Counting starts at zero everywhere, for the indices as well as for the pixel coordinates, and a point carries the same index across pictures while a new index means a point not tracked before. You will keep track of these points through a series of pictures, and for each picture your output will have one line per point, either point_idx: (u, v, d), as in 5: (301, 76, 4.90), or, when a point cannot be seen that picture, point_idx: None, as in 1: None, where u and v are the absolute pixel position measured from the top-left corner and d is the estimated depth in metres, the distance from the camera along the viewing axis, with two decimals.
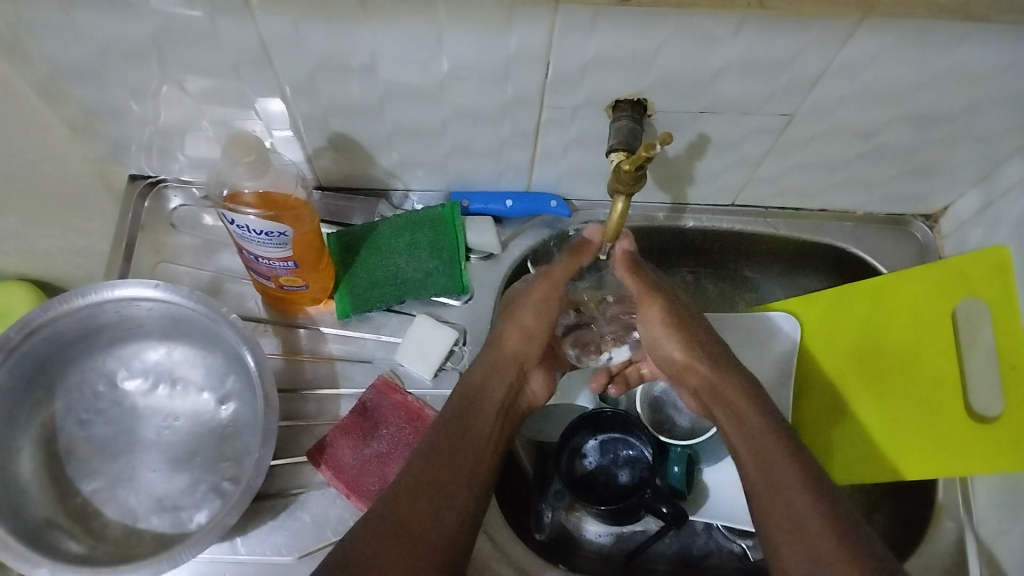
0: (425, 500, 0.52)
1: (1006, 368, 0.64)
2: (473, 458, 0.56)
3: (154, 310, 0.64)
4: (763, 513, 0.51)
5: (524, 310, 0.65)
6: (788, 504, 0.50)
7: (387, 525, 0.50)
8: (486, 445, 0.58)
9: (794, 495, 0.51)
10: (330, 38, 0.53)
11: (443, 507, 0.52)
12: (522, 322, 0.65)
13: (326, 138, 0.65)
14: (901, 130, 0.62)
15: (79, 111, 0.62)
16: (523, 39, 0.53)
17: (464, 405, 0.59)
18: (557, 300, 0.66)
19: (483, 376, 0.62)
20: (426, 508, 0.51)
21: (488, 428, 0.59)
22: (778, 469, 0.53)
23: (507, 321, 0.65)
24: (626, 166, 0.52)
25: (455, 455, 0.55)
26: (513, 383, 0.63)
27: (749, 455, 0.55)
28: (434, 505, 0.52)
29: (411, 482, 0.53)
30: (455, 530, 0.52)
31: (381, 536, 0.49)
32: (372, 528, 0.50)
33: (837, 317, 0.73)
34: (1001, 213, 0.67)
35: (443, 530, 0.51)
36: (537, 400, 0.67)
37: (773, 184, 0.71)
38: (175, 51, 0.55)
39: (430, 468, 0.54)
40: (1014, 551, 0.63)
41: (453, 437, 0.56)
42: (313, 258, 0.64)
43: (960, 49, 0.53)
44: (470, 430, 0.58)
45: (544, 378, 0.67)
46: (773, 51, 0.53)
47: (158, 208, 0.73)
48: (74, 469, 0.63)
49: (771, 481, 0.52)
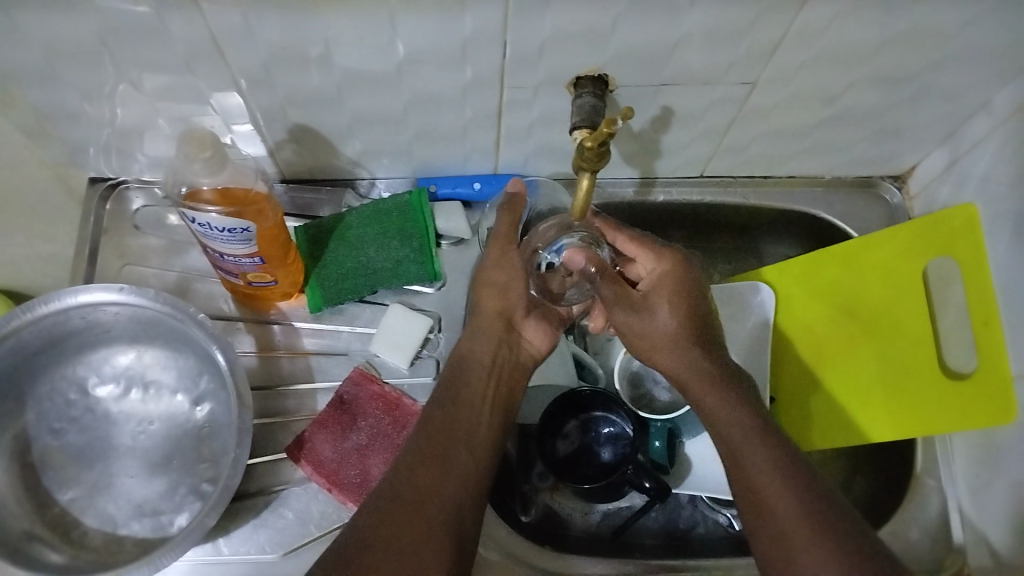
0: (425, 469, 0.52)
1: (979, 326, 0.64)
2: (467, 424, 0.56)
3: (120, 314, 0.62)
4: (737, 485, 0.52)
5: (489, 273, 0.64)
6: (761, 473, 0.51)
7: (386, 500, 0.50)
8: (482, 408, 0.58)
9: (764, 462, 0.52)
10: (281, 28, 0.52)
11: (441, 476, 0.52)
12: (493, 281, 0.64)
13: (287, 131, 0.64)
14: (865, 94, 0.62)
15: (31, 116, 0.60)
16: (479, 20, 0.52)
17: (449, 388, 0.59)
18: (517, 253, 0.64)
19: (470, 342, 0.62)
20: (424, 484, 0.51)
21: (481, 393, 0.59)
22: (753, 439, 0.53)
23: (478, 285, 0.65)
24: (589, 144, 0.51)
25: (450, 424, 0.56)
26: (502, 339, 0.63)
27: (729, 423, 0.55)
28: (432, 476, 0.52)
29: (409, 457, 0.53)
30: (456, 501, 0.51)
31: (384, 511, 0.49)
32: (373, 508, 0.50)
33: (812, 284, 0.73)
34: (967, 170, 0.68)
35: (441, 505, 0.51)
36: (537, 350, 0.66)
37: (741, 154, 0.70)
38: (123, 48, 0.53)
39: (426, 441, 0.54)
40: (992, 503, 0.64)
41: (446, 407, 0.57)
42: (279, 253, 0.63)
43: (919, 8, 0.52)
44: (462, 398, 0.58)
45: (539, 326, 0.66)
46: (733, 19, 0.52)
47: (121, 211, 0.72)
48: (50, 480, 0.62)
49: (751, 445, 0.53)
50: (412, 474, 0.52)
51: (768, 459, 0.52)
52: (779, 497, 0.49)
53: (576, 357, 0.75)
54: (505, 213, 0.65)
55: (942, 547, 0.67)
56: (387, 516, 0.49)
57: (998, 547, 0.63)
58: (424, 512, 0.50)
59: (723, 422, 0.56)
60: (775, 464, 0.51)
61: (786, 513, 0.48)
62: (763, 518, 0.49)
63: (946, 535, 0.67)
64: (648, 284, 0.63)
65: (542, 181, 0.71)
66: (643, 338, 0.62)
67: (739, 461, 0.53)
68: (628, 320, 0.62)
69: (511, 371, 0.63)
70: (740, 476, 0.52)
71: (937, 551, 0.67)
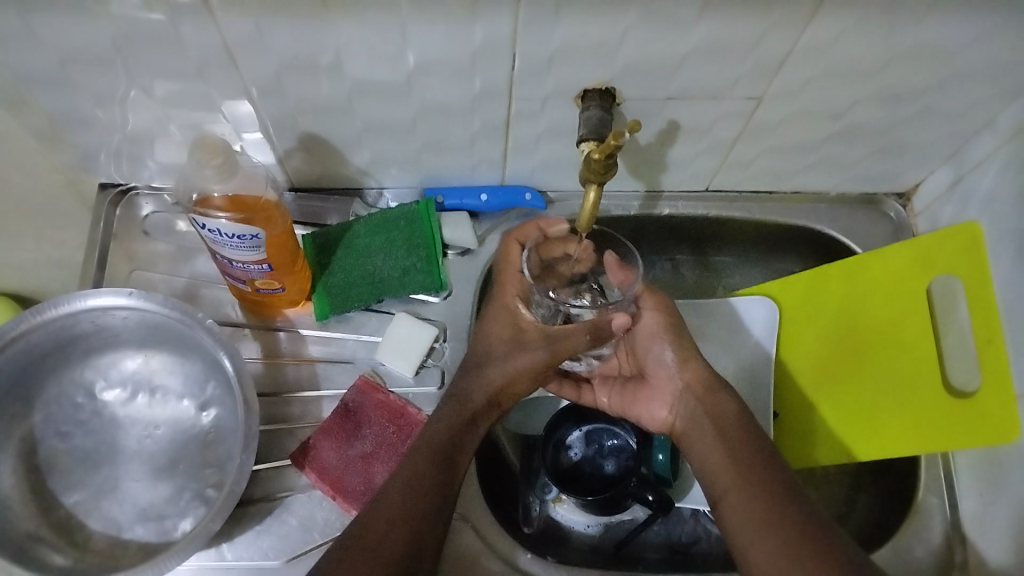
0: (399, 499, 0.54)
1: (982, 343, 0.64)
2: (448, 467, 0.56)
3: (129, 319, 0.63)
4: (734, 518, 0.52)
5: (492, 373, 0.61)
6: (759, 509, 0.51)
7: (360, 543, 0.51)
8: (459, 455, 0.58)
9: (759, 497, 0.52)
10: (294, 38, 0.52)
11: (404, 516, 0.53)
12: (496, 368, 0.61)
13: (296, 139, 0.65)
14: (869, 110, 0.63)
15: (45, 121, 0.61)
16: (489, 32, 0.52)
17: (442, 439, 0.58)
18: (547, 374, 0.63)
19: (450, 406, 0.60)
20: (402, 524, 0.52)
21: (465, 448, 0.59)
22: (740, 480, 0.54)
23: (489, 365, 0.62)
24: (596, 156, 0.52)
25: (427, 467, 0.56)
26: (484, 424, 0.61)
27: (732, 462, 0.55)
28: (408, 513, 0.53)
29: (389, 500, 0.54)
30: (420, 533, 0.53)
31: (354, 551, 0.50)
32: (346, 547, 0.51)
33: (814, 299, 0.74)
34: (972, 188, 0.68)
35: (409, 537, 0.52)
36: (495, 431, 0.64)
37: (747, 168, 0.71)
38: (138, 55, 0.54)
39: (408, 481, 0.55)
40: (998, 521, 0.64)
41: (429, 455, 0.57)
42: (287, 260, 0.63)
43: (924, 26, 0.53)
44: (425, 441, 0.58)
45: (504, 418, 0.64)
46: (739, 33, 0.53)
47: (131, 216, 0.72)
48: (56, 483, 0.62)
49: (736, 488, 0.53)
50: (386, 515, 0.53)
51: (747, 494, 0.52)
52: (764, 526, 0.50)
53: None
54: (506, 320, 0.63)
55: (947, 566, 0.66)
56: (367, 551, 0.50)
57: (1004, 564, 0.63)
58: (391, 547, 0.51)
59: (710, 464, 0.57)
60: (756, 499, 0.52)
61: (770, 549, 0.48)
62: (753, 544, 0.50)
63: (951, 554, 0.66)
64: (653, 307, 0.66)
65: (552, 206, 0.75)
66: (650, 356, 0.66)
67: (740, 497, 0.53)
68: (649, 330, 0.66)
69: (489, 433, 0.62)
70: (742, 504, 0.52)
71: (943, 571, 0.66)
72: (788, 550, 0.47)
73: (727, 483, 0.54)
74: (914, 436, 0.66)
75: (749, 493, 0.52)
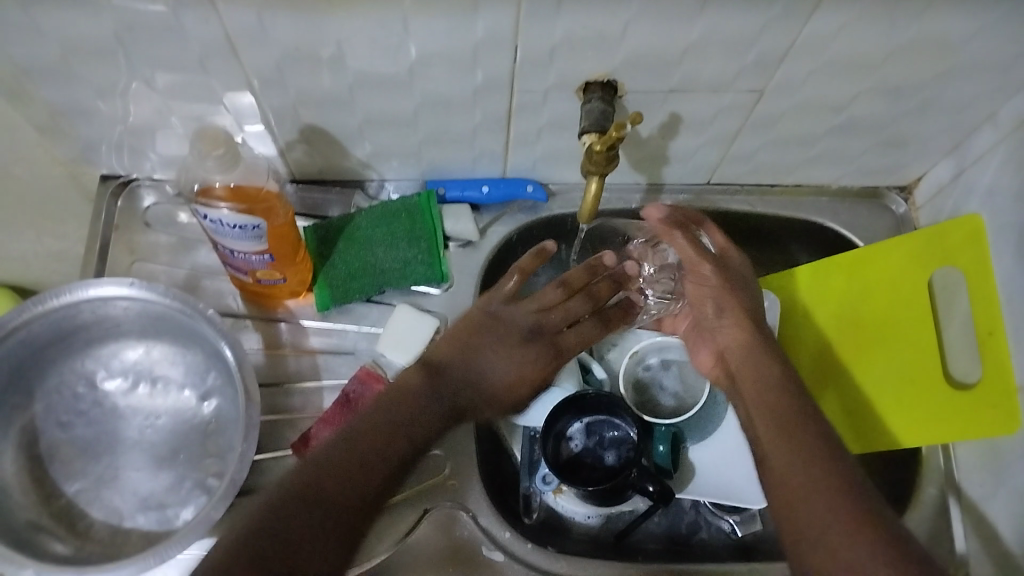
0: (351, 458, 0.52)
1: (984, 335, 0.64)
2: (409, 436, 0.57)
3: (131, 309, 0.63)
4: (774, 476, 0.50)
5: (495, 373, 0.64)
6: (799, 461, 0.49)
7: (311, 491, 0.49)
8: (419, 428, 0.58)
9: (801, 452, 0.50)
10: (296, 29, 0.52)
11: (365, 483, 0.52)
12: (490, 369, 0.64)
13: (298, 131, 0.65)
14: (871, 103, 0.63)
15: (45, 112, 0.61)
16: (491, 24, 0.52)
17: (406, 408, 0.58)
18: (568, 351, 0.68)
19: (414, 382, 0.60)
20: (356, 484, 0.51)
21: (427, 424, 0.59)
22: (781, 435, 0.52)
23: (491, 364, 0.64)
24: (597, 147, 0.53)
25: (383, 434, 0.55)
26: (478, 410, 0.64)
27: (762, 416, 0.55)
28: (363, 472, 0.52)
29: (346, 455, 0.52)
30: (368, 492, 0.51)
31: (306, 501, 0.48)
32: (297, 494, 0.48)
33: (818, 294, 0.73)
34: (973, 181, 0.68)
35: (358, 496, 0.51)
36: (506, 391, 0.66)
37: (748, 162, 0.71)
38: (139, 46, 0.54)
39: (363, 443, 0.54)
40: (997, 513, 0.64)
41: (389, 424, 0.56)
42: (288, 252, 0.63)
43: (927, 19, 0.53)
44: (396, 424, 0.57)
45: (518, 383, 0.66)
46: (742, 25, 0.53)
47: (132, 207, 0.72)
48: (57, 472, 0.63)
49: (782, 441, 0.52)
50: (343, 470, 0.51)
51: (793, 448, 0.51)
52: (808, 487, 0.48)
53: (581, 361, 0.74)
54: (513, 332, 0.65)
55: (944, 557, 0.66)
56: (317, 501, 0.48)
57: (1003, 558, 0.63)
58: (341, 503, 0.49)
59: (756, 416, 0.55)
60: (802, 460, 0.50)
61: (812, 506, 0.47)
62: (790, 503, 0.48)
63: (949, 545, 0.67)
64: (696, 271, 0.65)
65: (553, 199, 0.75)
66: (702, 314, 0.66)
67: (779, 450, 0.51)
68: (697, 290, 0.66)
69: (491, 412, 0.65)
70: (782, 462, 0.50)
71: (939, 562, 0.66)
72: (833, 512, 0.46)
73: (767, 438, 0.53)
74: (918, 427, 0.67)
75: (789, 449, 0.51)
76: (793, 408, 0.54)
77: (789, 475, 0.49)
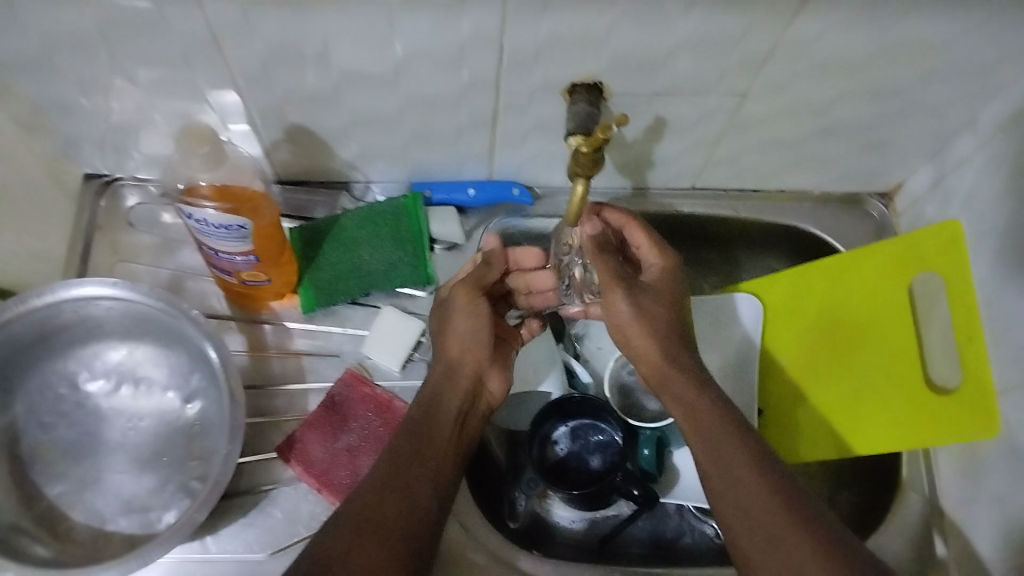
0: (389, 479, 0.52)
1: (963, 340, 0.64)
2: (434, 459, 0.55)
3: (113, 309, 0.63)
4: (719, 493, 0.51)
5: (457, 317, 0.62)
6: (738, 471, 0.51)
7: (359, 526, 0.48)
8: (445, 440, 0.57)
9: (739, 460, 0.51)
10: (280, 27, 0.53)
11: (425, 503, 0.52)
12: (460, 331, 0.62)
13: (283, 131, 0.65)
14: (853, 108, 0.63)
15: (27, 107, 0.61)
16: (477, 25, 0.53)
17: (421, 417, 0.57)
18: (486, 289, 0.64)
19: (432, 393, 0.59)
20: (397, 508, 0.50)
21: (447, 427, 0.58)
22: (709, 451, 0.53)
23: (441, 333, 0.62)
24: (584, 148, 0.52)
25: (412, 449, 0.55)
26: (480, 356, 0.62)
27: (702, 422, 0.55)
28: (403, 491, 0.52)
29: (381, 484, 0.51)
30: (422, 512, 0.51)
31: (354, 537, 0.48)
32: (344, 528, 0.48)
33: (799, 299, 0.74)
34: (952, 187, 0.69)
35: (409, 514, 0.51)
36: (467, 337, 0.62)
37: (732, 166, 0.72)
38: (124, 43, 0.54)
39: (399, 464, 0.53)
40: (978, 516, 0.64)
41: (413, 441, 0.55)
42: (274, 252, 0.63)
43: (907, 23, 0.54)
44: (431, 427, 0.57)
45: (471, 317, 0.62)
46: (726, 28, 0.54)
47: (116, 207, 0.72)
48: (38, 474, 0.62)
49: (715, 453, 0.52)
50: (384, 499, 0.50)
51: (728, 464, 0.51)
52: (755, 507, 0.49)
53: (565, 365, 0.75)
54: (467, 283, 0.63)
55: (926, 560, 0.66)
56: (371, 528, 0.49)
57: (983, 562, 0.63)
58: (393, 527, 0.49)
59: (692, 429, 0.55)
60: (751, 479, 0.50)
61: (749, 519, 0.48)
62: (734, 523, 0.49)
63: (931, 548, 0.67)
64: (614, 300, 0.60)
65: (541, 200, 0.76)
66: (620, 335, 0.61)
67: (717, 462, 0.52)
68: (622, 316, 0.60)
69: (474, 410, 0.61)
70: (719, 481, 0.51)
71: (920, 564, 0.66)
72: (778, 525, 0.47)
73: (702, 456, 0.53)
74: (907, 432, 0.67)
75: (717, 458, 0.52)
76: (723, 419, 0.54)
77: (738, 497, 0.50)
